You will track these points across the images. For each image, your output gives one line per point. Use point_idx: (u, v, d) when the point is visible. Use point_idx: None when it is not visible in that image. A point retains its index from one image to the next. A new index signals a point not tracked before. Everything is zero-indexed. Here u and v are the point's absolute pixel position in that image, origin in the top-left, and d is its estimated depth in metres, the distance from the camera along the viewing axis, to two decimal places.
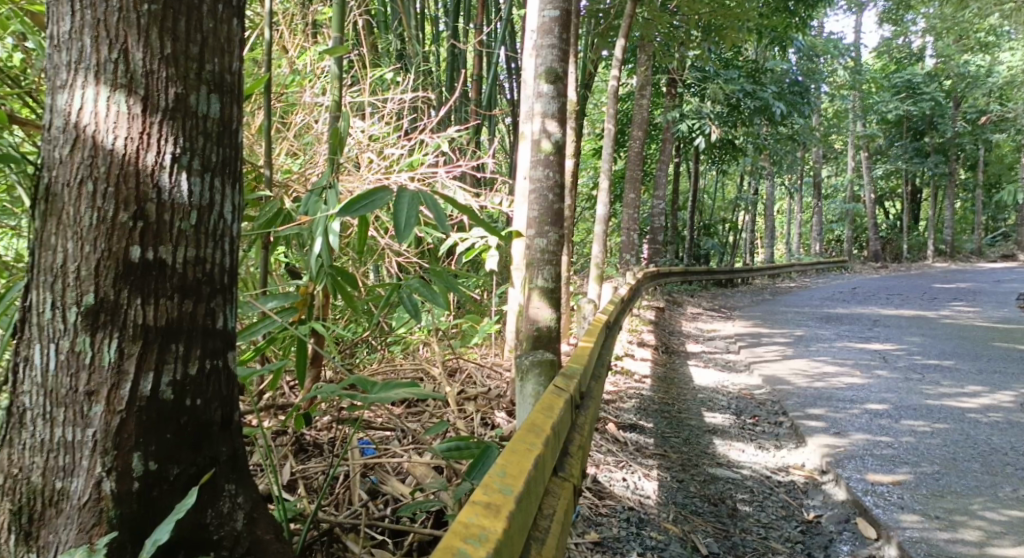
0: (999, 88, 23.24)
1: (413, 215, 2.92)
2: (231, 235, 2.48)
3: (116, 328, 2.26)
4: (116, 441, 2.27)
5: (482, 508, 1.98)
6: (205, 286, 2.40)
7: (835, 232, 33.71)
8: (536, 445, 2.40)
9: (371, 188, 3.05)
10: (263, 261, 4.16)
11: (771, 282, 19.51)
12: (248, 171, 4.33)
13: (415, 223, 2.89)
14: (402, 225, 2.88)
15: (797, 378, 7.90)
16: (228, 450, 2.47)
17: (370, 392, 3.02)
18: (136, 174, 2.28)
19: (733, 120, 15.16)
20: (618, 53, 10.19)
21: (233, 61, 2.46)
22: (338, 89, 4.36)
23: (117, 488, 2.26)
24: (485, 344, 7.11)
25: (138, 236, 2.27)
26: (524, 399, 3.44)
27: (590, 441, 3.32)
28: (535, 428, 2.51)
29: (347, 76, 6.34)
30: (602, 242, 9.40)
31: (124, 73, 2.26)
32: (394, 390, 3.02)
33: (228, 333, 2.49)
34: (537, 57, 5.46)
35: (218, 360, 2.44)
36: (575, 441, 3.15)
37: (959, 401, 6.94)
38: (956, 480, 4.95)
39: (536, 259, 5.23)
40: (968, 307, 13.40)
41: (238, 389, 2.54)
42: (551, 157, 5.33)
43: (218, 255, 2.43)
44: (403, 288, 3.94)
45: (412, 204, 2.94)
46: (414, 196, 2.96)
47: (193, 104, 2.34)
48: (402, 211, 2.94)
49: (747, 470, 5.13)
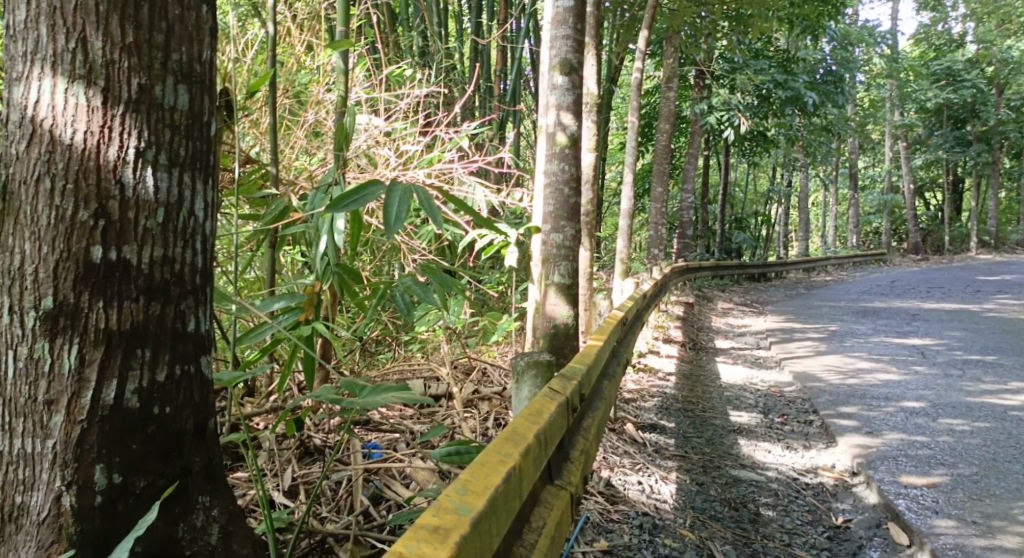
0: None
1: (403, 210, 2.92)
2: (203, 233, 2.45)
3: (77, 333, 2.22)
4: (77, 452, 2.22)
5: (427, 532, 1.84)
6: (175, 287, 2.37)
7: (873, 223, 33.11)
8: (509, 455, 2.26)
9: (362, 183, 2.99)
10: (270, 260, 4.06)
11: (807, 275, 19.17)
12: (255, 170, 4.22)
13: (405, 219, 2.88)
14: (391, 222, 2.87)
15: (830, 375, 7.69)
16: (200, 460, 2.44)
17: (358, 396, 2.92)
18: (98, 169, 2.24)
19: (764, 112, 14.89)
20: (643, 44, 10.01)
21: (203, 49, 2.43)
22: (343, 83, 4.27)
23: (78, 503, 2.22)
24: (505, 342, 7.01)
25: (99, 236, 2.23)
26: (520, 403, 3.24)
27: (593, 445, 3.20)
28: (514, 437, 2.38)
29: (361, 72, 6.26)
30: (628, 237, 9.25)
31: (82, 63, 2.22)
32: (386, 394, 2.91)
33: (201, 336, 2.46)
34: (551, 49, 5.33)
35: (189, 365, 2.42)
36: (576, 447, 3.03)
37: (1001, 398, 6.69)
38: (995, 482, 4.75)
39: (552, 255, 5.13)
40: (1012, 300, 13.01)
41: (212, 395, 2.51)
42: (567, 150, 5.20)
43: (187, 254, 2.40)
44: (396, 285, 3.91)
45: (403, 197, 2.93)
46: (406, 189, 2.95)
47: (158, 95, 2.30)
48: (392, 205, 2.93)
49: (773, 472, 4.97)
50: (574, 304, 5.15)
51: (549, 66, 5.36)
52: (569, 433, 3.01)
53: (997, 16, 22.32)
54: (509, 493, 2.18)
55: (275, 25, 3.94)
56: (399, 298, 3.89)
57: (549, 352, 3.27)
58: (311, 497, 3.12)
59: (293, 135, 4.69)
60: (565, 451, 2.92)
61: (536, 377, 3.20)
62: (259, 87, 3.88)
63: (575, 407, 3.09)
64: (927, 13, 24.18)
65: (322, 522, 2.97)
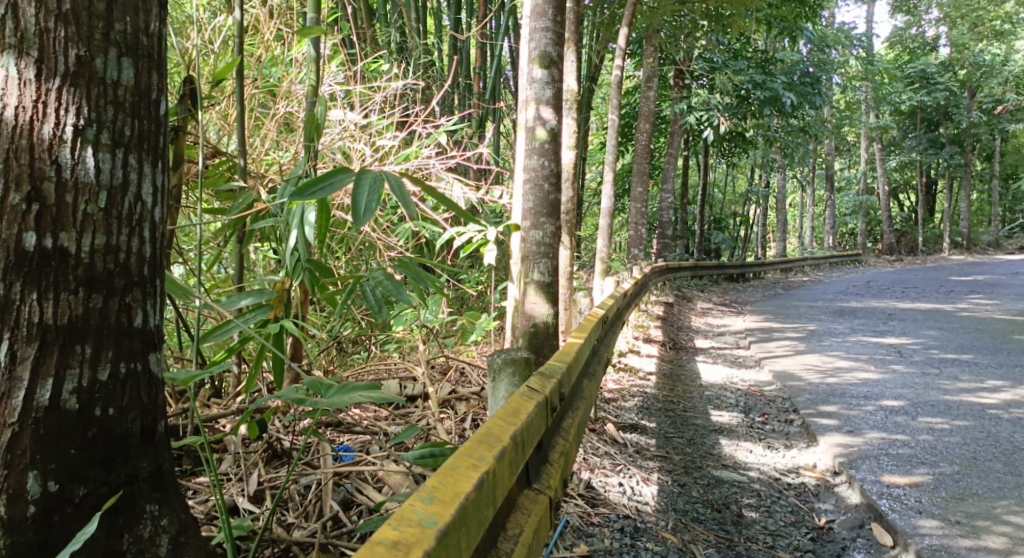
0: None
1: (373, 200, 2.81)
2: (151, 220, 2.33)
3: (8, 326, 2.09)
4: (8, 457, 2.09)
5: (385, 548, 1.72)
6: (119, 278, 2.25)
7: (848, 225, 33.29)
8: (483, 458, 2.14)
9: (329, 171, 2.87)
10: (238, 257, 3.90)
11: (784, 276, 19.17)
12: (221, 162, 4.06)
13: (375, 209, 2.78)
14: (361, 212, 2.76)
15: (808, 374, 7.61)
16: (148, 465, 2.31)
17: (324, 396, 2.78)
18: (31, 148, 2.12)
19: (742, 112, 14.85)
20: (623, 43, 9.92)
21: (151, 21, 2.32)
22: (314, 72, 4.13)
23: (8, 513, 2.08)
24: (483, 341, 6.89)
25: (32, 221, 2.11)
26: (498, 403, 3.11)
27: (573, 446, 3.08)
28: (489, 438, 2.26)
29: (336, 66, 6.11)
30: (608, 236, 9.15)
31: (13, 31, 2.10)
32: (353, 393, 2.77)
33: (148, 332, 2.34)
34: (530, 41, 5.20)
35: (135, 362, 2.29)
36: (556, 448, 2.91)
37: (979, 397, 6.65)
38: (978, 481, 4.69)
39: (531, 253, 5.02)
40: (986, 299, 13.07)
41: (161, 397, 2.39)
42: (547, 145, 5.07)
43: (133, 243, 2.28)
44: (366, 282, 3.75)
45: (373, 185, 2.82)
46: (375, 177, 2.84)
47: (99, 68, 2.19)
48: (361, 193, 2.81)
49: (756, 472, 4.87)
50: (554, 302, 5.05)
51: (528, 59, 5.23)
52: (548, 434, 2.90)
53: (969, 19, 22.44)
54: (481, 500, 2.05)
55: (242, 11, 3.78)
56: (366, 295, 3.76)
57: (527, 350, 3.15)
58: (278, 503, 2.97)
59: (264, 129, 4.54)
60: (545, 454, 2.81)
61: (513, 375, 3.08)
62: (227, 76, 3.72)
63: (555, 406, 2.96)
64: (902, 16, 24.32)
65: (288, 530, 2.84)
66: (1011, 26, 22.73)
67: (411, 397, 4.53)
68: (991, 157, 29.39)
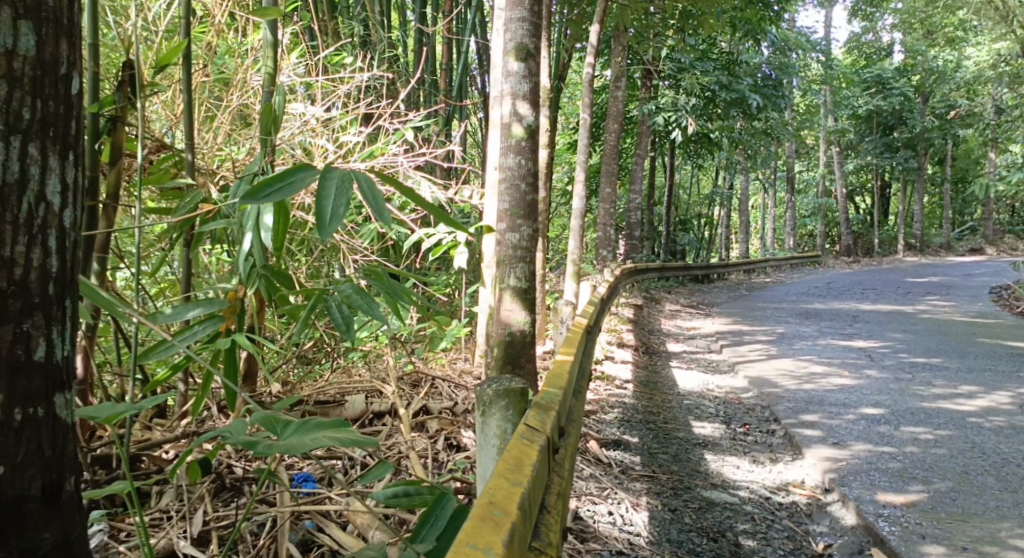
0: (965, 82, 22.75)
1: (341, 202, 2.46)
2: (59, 226, 2.15)
3: None
4: None
5: None
6: (13, 301, 2.07)
7: (807, 227, 33.32)
8: (490, 545, 1.89)
9: (289, 168, 2.52)
10: (184, 264, 3.56)
11: (747, 277, 18.99)
12: (167, 156, 3.70)
13: (343, 214, 2.44)
14: (327, 218, 2.43)
15: (784, 380, 7.34)
16: (51, 537, 2.14)
17: (279, 436, 2.44)
18: None
19: (708, 115, 14.59)
20: (594, 41, 9.59)
21: None
22: (272, 59, 3.74)
23: None
24: (453, 347, 6.56)
25: None
26: (486, 442, 2.71)
27: (569, 483, 2.84)
28: (493, 514, 2.03)
29: (294, 56, 5.71)
30: (579, 238, 8.83)
31: None
32: (315, 432, 2.44)
33: (53, 367, 2.15)
34: (505, 32, 4.84)
35: (32, 408, 2.11)
36: (554, 490, 2.66)
37: (956, 403, 6.43)
38: (974, 499, 4.45)
39: (507, 256, 4.68)
40: (944, 301, 12.98)
41: (69, 448, 2.20)
42: (524, 143, 4.75)
43: (32, 255, 2.09)
44: (331, 298, 3.38)
45: (340, 185, 2.47)
46: (344, 175, 2.49)
47: None
48: (328, 195, 2.46)
49: (745, 491, 4.56)
50: (532, 310, 4.71)
51: (503, 51, 4.87)
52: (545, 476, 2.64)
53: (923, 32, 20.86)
54: None
55: None
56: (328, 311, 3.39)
57: (522, 379, 2.82)
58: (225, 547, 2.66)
59: (217, 121, 4.16)
60: (543, 502, 2.55)
61: (507, 407, 2.74)
62: (174, 60, 3.36)
63: (549, 445, 2.70)
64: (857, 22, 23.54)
65: None
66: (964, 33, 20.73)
67: (378, 414, 4.19)
68: (941, 161, 29.66)
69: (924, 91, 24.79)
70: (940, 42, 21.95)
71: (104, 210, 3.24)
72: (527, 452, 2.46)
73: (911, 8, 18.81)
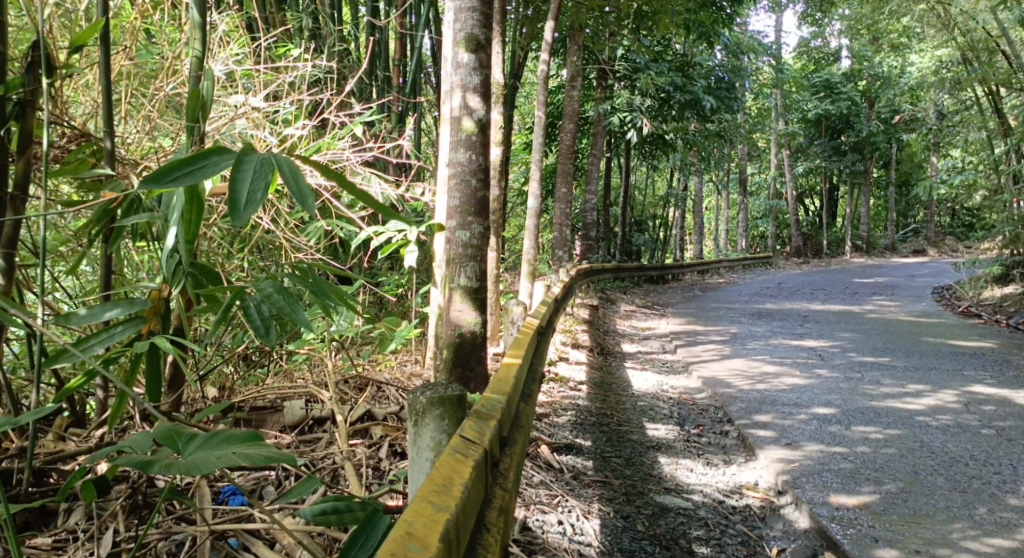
0: (909, 88, 22.99)
1: (258, 187, 2.45)
2: None
3: None
4: None
5: None
6: None
7: (759, 229, 33.48)
8: None
9: (201, 151, 2.51)
10: (104, 259, 3.43)
11: (701, 278, 18.96)
12: (89, 146, 3.58)
13: (259, 200, 2.42)
14: (241, 204, 2.40)
15: (737, 380, 7.24)
16: None
17: (181, 453, 2.49)
18: None
19: (662, 116, 14.50)
20: (547, 38, 9.45)
21: None
22: (199, 41, 3.56)
23: None
24: (404, 349, 6.36)
25: None
26: (419, 453, 2.53)
27: (513, 496, 2.71)
28: (408, 551, 1.93)
29: (235, 45, 5.52)
30: (533, 237, 8.71)
31: None
32: (217, 450, 2.46)
33: None
34: (455, 22, 4.64)
35: None
36: (494, 504, 2.53)
37: (904, 402, 6.38)
38: (926, 500, 4.37)
39: (457, 255, 4.51)
40: (891, 301, 13.06)
41: None
42: (474, 137, 4.55)
43: None
44: (249, 297, 3.18)
45: (258, 169, 2.44)
46: (262, 158, 2.47)
47: None
48: (244, 178, 2.45)
49: (699, 495, 4.43)
50: (482, 310, 4.56)
51: (452, 42, 4.67)
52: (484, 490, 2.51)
53: (871, 36, 21.27)
54: None
55: None
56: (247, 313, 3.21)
57: (459, 386, 2.63)
58: None
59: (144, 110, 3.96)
60: (482, 519, 2.43)
61: (442, 417, 2.56)
62: (91, 38, 3.23)
63: (489, 460, 2.56)
64: (808, 28, 23.78)
65: None
66: (908, 39, 20.94)
67: (319, 421, 4.13)
68: (887, 165, 30.03)
69: (871, 95, 25.03)
70: (885, 48, 22.18)
71: (12, 200, 3.21)
72: (458, 470, 2.31)
73: (857, 13, 18.93)
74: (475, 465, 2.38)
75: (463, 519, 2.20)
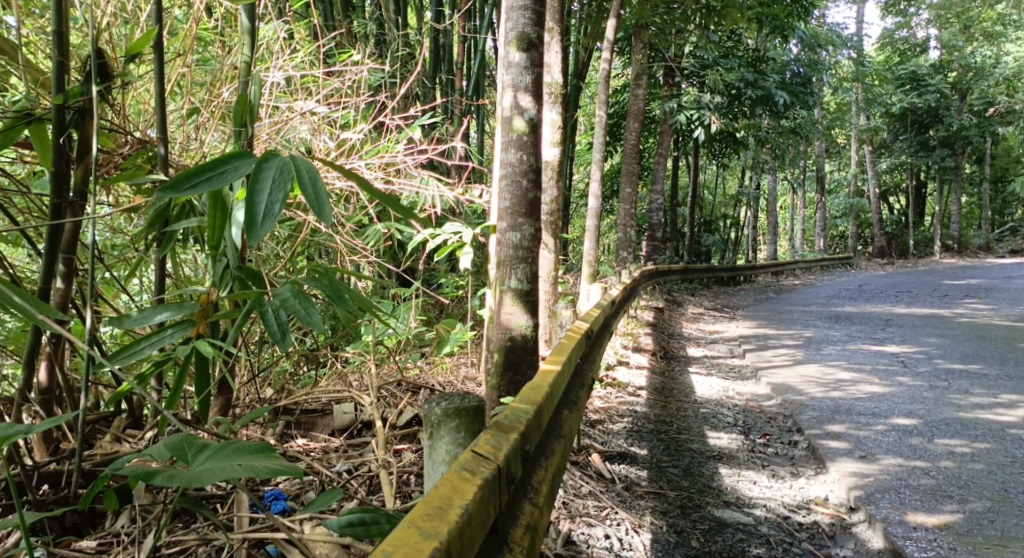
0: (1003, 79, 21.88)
1: (277, 196, 2.51)
2: None
3: None
4: None
5: None
6: None
7: (839, 228, 32.54)
8: None
9: (220, 158, 2.58)
10: (157, 264, 3.43)
11: (777, 280, 18.46)
12: (144, 151, 3.59)
13: (278, 210, 2.49)
14: (260, 216, 2.48)
15: (810, 387, 6.99)
16: None
17: (190, 465, 2.52)
18: None
19: (733, 113, 14.14)
20: (611, 36, 9.30)
21: None
22: (248, 46, 3.56)
23: None
24: (462, 353, 6.30)
25: None
26: (434, 468, 2.55)
27: (540, 515, 2.70)
28: None
29: (294, 51, 5.55)
30: (595, 239, 8.57)
31: None
32: (222, 461, 2.52)
33: None
34: (507, 20, 4.55)
35: None
36: (513, 527, 2.53)
37: (994, 414, 6.05)
38: (1014, 521, 4.11)
39: (508, 257, 4.43)
40: (982, 304, 12.46)
41: None
42: (525, 137, 4.47)
43: None
44: (268, 300, 3.11)
45: (277, 178, 2.51)
46: (281, 166, 2.52)
47: None
48: (264, 188, 2.51)
49: (761, 510, 4.26)
50: (533, 312, 4.48)
51: (503, 41, 4.58)
52: (503, 512, 2.52)
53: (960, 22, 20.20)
54: None
55: None
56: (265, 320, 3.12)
57: (476, 396, 2.63)
58: None
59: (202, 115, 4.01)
60: (503, 539, 2.47)
61: (458, 428, 2.59)
62: (144, 48, 3.23)
63: (508, 477, 2.52)
64: (890, 19, 22.90)
65: None
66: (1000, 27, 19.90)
67: (367, 424, 4.10)
68: (978, 160, 28.76)
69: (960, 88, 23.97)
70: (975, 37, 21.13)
71: (70, 205, 3.23)
72: (461, 489, 2.25)
73: None
74: (482, 482, 2.32)
75: (463, 543, 2.15)
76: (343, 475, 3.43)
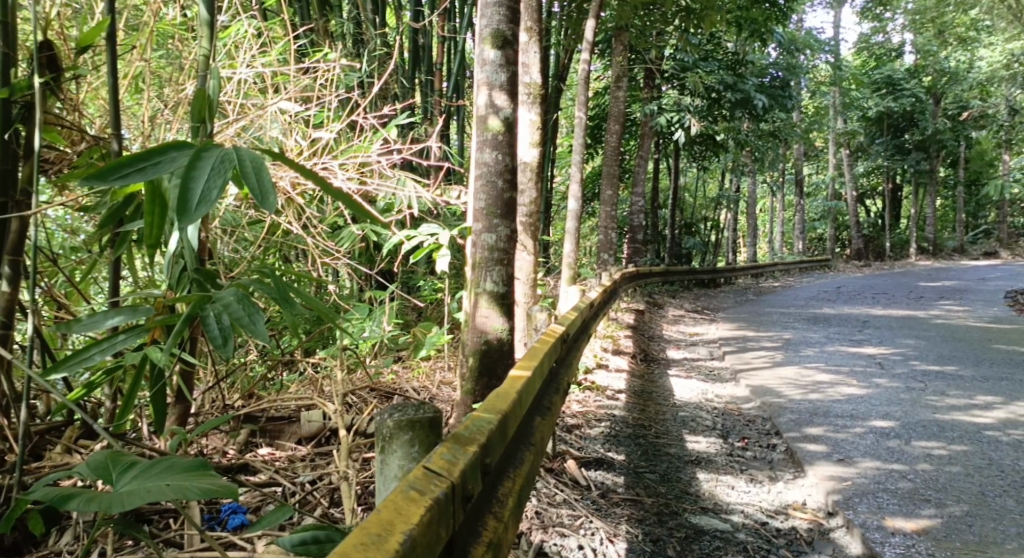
0: (978, 83, 21.98)
1: (215, 182, 2.39)
2: None
3: None
4: None
5: None
6: None
7: (818, 231, 32.66)
8: None
9: (157, 147, 2.45)
10: (112, 266, 3.31)
11: (756, 282, 18.45)
12: (98, 149, 3.44)
13: (214, 197, 2.36)
14: (194, 200, 2.34)
15: (789, 389, 6.91)
16: None
17: (114, 486, 2.43)
18: None
19: (713, 116, 14.07)
20: (589, 37, 9.20)
21: None
22: (206, 39, 3.43)
23: None
24: (438, 356, 6.18)
25: None
26: (388, 483, 2.44)
27: (501, 532, 2.59)
28: None
29: (266, 48, 5.41)
30: (575, 240, 8.47)
31: None
32: (152, 481, 2.42)
33: None
34: (481, 17, 4.44)
35: None
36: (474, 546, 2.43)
37: (971, 415, 6.00)
38: (993, 526, 4.04)
39: (483, 259, 4.32)
40: (958, 306, 12.49)
41: None
42: (501, 137, 4.36)
43: None
44: (210, 305, 2.95)
45: (216, 168, 2.39)
46: (221, 156, 2.41)
47: None
48: (200, 175, 2.39)
49: (739, 516, 4.16)
50: (509, 316, 4.38)
51: (477, 38, 4.46)
52: (461, 530, 2.41)
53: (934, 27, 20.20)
54: None
55: None
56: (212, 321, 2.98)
57: (433, 407, 2.51)
58: None
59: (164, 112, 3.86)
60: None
61: (411, 443, 2.46)
62: (94, 40, 3.10)
63: (465, 494, 2.41)
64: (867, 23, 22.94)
65: None
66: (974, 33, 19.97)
67: (336, 431, 3.98)
68: (953, 163, 28.94)
69: (935, 92, 24.07)
70: (951, 41, 21.20)
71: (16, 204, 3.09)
72: (406, 512, 2.14)
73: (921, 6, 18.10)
74: (431, 502, 2.21)
75: None
76: (306, 485, 3.33)
